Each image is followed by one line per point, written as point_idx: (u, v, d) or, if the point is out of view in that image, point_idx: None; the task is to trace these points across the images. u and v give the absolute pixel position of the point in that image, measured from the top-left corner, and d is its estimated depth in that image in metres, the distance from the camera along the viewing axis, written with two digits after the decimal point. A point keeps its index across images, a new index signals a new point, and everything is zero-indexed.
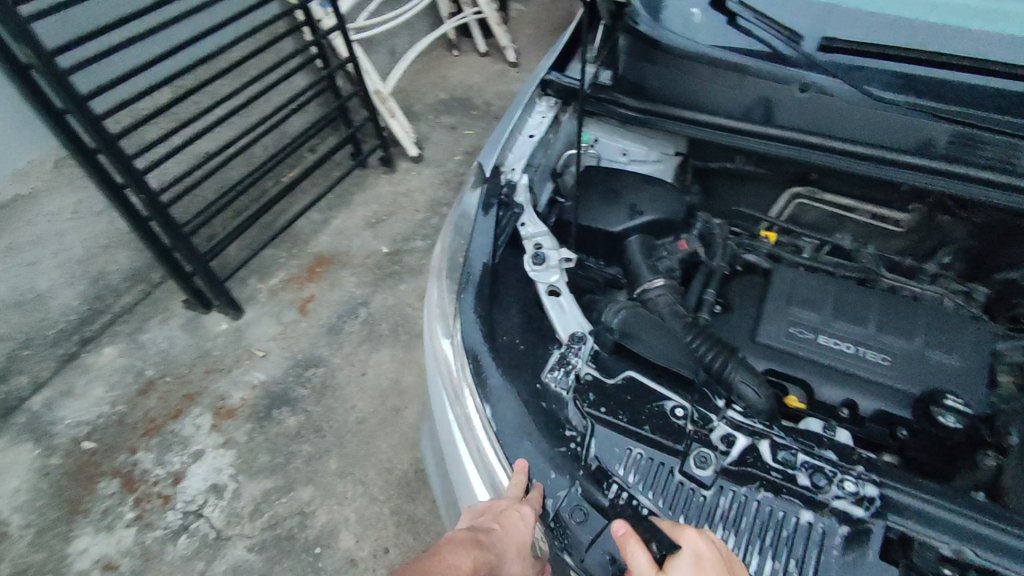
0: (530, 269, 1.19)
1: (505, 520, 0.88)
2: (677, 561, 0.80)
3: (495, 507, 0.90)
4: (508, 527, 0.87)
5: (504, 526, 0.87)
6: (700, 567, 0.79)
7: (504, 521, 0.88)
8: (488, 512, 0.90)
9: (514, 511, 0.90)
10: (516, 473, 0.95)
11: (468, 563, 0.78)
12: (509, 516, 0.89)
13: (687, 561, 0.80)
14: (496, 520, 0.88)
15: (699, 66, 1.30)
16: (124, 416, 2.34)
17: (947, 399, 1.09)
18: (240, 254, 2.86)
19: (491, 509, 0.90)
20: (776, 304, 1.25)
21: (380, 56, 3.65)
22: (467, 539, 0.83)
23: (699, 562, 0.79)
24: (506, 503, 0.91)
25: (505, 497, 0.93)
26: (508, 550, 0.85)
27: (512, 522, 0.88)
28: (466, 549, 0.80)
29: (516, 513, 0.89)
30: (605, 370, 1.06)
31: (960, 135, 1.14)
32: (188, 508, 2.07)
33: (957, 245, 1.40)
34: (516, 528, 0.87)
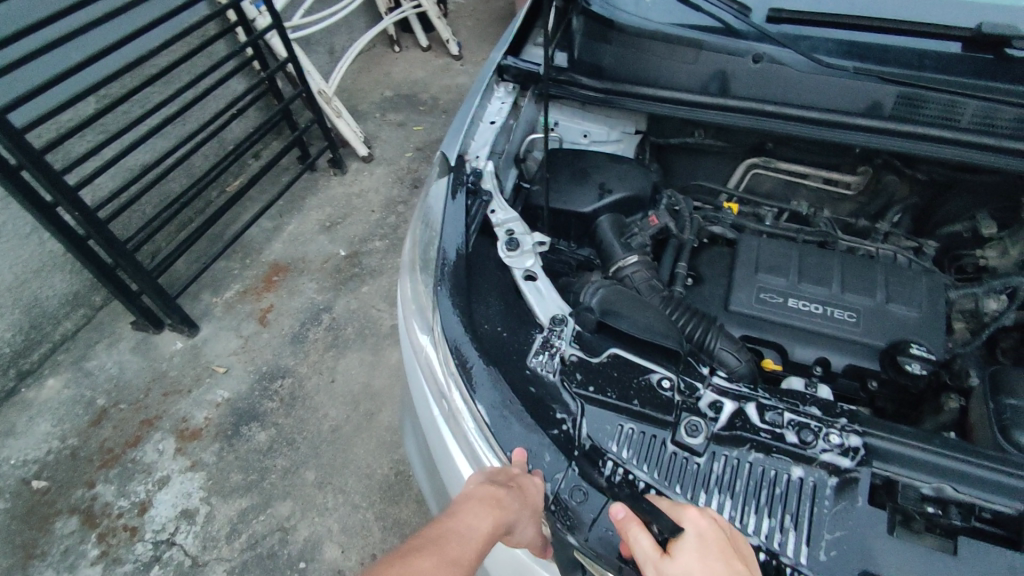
0: (506, 255, 1.18)
1: (521, 483, 0.88)
2: (680, 543, 0.76)
3: (509, 470, 0.90)
4: (524, 489, 0.87)
5: (520, 488, 0.87)
6: (705, 547, 0.75)
7: (521, 485, 0.88)
8: (503, 473, 0.90)
9: (527, 479, 0.89)
10: (512, 458, 0.93)
11: (488, 523, 0.79)
12: (524, 482, 0.89)
13: (691, 541, 0.76)
14: (512, 481, 0.88)
15: (655, 43, 1.32)
16: (76, 449, 2.21)
17: (912, 347, 1.14)
18: (189, 268, 2.73)
19: (505, 473, 0.90)
20: (744, 271, 1.29)
21: (319, 56, 3.55)
22: (486, 496, 0.83)
23: (703, 542, 0.76)
24: (518, 470, 0.91)
25: (514, 465, 0.92)
26: (525, 510, 0.85)
27: (527, 487, 0.88)
28: (485, 508, 0.81)
29: (531, 482, 0.89)
30: (590, 350, 1.06)
31: (904, 96, 1.16)
32: (158, 538, 1.97)
33: (902, 203, 1.47)
34: (531, 493, 0.88)
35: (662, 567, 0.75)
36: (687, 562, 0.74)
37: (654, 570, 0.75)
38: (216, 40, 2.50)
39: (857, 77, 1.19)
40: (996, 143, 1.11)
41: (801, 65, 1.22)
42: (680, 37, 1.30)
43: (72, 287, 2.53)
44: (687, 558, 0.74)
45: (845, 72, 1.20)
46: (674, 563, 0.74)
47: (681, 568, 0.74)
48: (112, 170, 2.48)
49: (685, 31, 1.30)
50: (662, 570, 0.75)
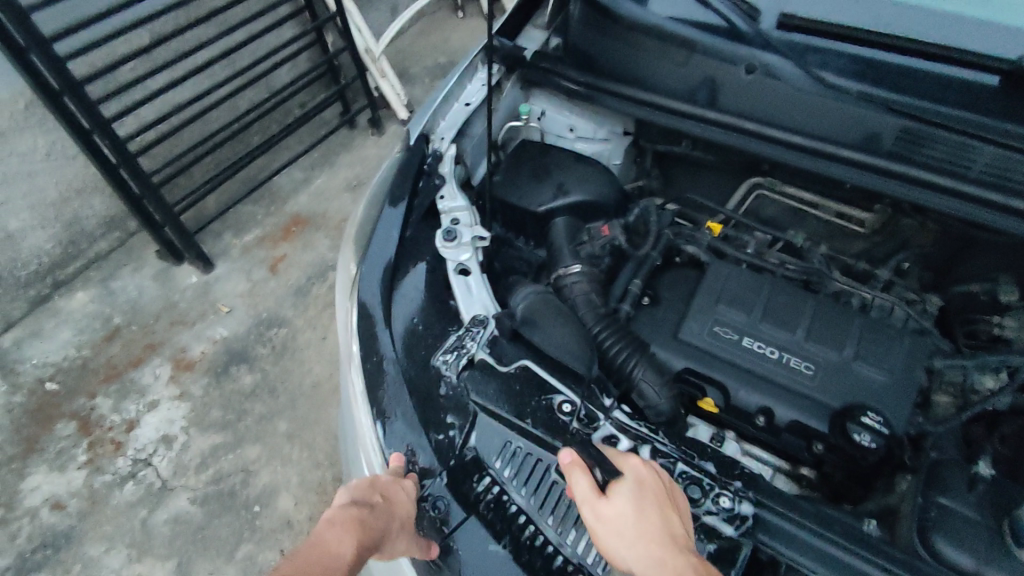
0: (440, 245, 1.12)
1: (389, 493, 0.83)
2: (619, 487, 0.79)
3: (377, 481, 0.84)
4: (392, 502, 0.82)
5: (388, 500, 0.82)
6: (641, 493, 0.78)
7: (388, 494, 0.83)
8: (370, 485, 0.83)
9: (396, 486, 0.85)
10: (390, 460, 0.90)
11: (354, 546, 0.72)
12: (390, 489, 0.84)
13: (629, 486, 0.79)
14: (381, 492, 0.82)
15: (648, 38, 1.20)
16: (87, 361, 2.37)
17: (864, 416, 1.03)
18: (218, 207, 2.84)
19: (372, 483, 0.83)
20: (704, 300, 1.19)
21: (379, 13, 3.53)
22: (350, 518, 0.76)
23: (641, 488, 0.79)
24: (388, 478, 0.86)
25: (384, 473, 0.87)
26: (394, 524, 0.80)
27: (398, 498, 0.83)
28: (350, 531, 0.74)
29: (398, 490, 0.84)
30: (498, 358, 1.01)
31: (907, 132, 1.03)
32: (138, 456, 2.10)
33: (917, 249, 1.32)
34: (402, 502, 0.83)
35: (598, 509, 0.77)
36: (623, 505, 0.77)
37: (591, 512, 0.78)
38: None
39: (859, 103, 1.05)
40: (1002, 201, 0.97)
41: (798, 81, 1.09)
42: (677, 35, 1.17)
43: (110, 209, 2.66)
44: (624, 502, 0.77)
45: (847, 97, 1.06)
46: (610, 505, 0.77)
47: (616, 511, 0.76)
48: (158, 102, 2.52)
49: (686, 28, 1.18)
50: (598, 511, 0.78)
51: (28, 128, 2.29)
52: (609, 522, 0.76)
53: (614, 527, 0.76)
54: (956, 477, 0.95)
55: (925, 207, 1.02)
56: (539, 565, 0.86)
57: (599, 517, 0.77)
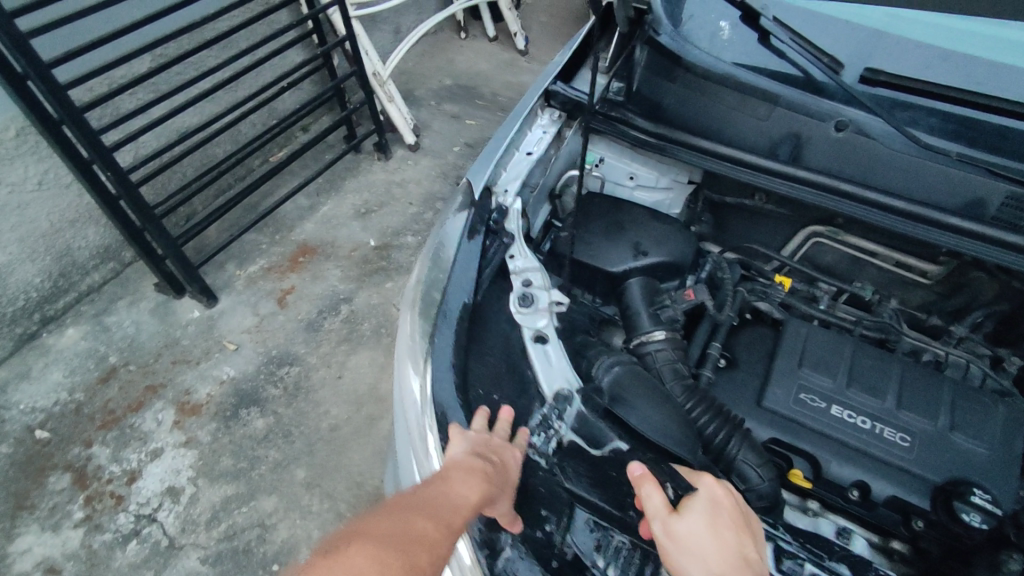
0: (515, 311, 1.05)
1: (502, 453, 0.86)
2: (692, 505, 0.77)
3: (492, 442, 0.86)
4: (505, 463, 0.85)
5: (503, 463, 0.84)
6: (715, 512, 0.77)
7: (502, 457, 0.85)
8: (484, 443, 0.86)
9: (508, 446, 0.87)
10: (475, 415, 0.90)
11: (476, 493, 0.77)
12: (502, 450, 0.86)
13: (703, 505, 0.77)
14: (495, 452, 0.85)
15: (725, 89, 1.15)
16: (81, 405, 2.21)
17: (974, 495, 0.97)
18: (219, 236, 2.70)
19: (487, 442, 0.86)
20: (787, 363, 1.13)
21: (384, 34, 3.44)
22: (474, 470, 0.80)
23: (715, 508, 0.77)
24: (500, 440, 0.87)
25: (495, 431, 0.89)
26: (506, 486, 0.83)
27: (511, 461, 0.86)
28: (473, 480, 0.78)
29: (510, 453, 0.87)
30: (591, 441, 0.94)
31: (1014, 197, 0.99)
32: (141, 511, 1.95)
33: (987, 305, 1.27)
34: (512, 466, 0.85)
35: (671, 524, 0.75)
36: (698, 523, 0.75)
37: (662, 527, 0.76)
38: (276, 10, 2.39)
39: (960, 166, 1.02)
40: None
41: (892, 139, 1.05)
42: (756, 88, 1.13)
43: (104, 239, 2.51)
44: (697, 520, 0.75)
45: (948, 158, 1.02)
46: (684, 522, 0.75)
47: (690, 528, 0.75)
48: (160, 128, 2.37)
49: (762, 80, 1.13)
50: (670, 528, 0.75)
51: (20, 157, 2.14)
52: (682, 539, 0.74)
53: (687, 546, 0.74)
54: None
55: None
56: None
57: (672, 532, 0.75)
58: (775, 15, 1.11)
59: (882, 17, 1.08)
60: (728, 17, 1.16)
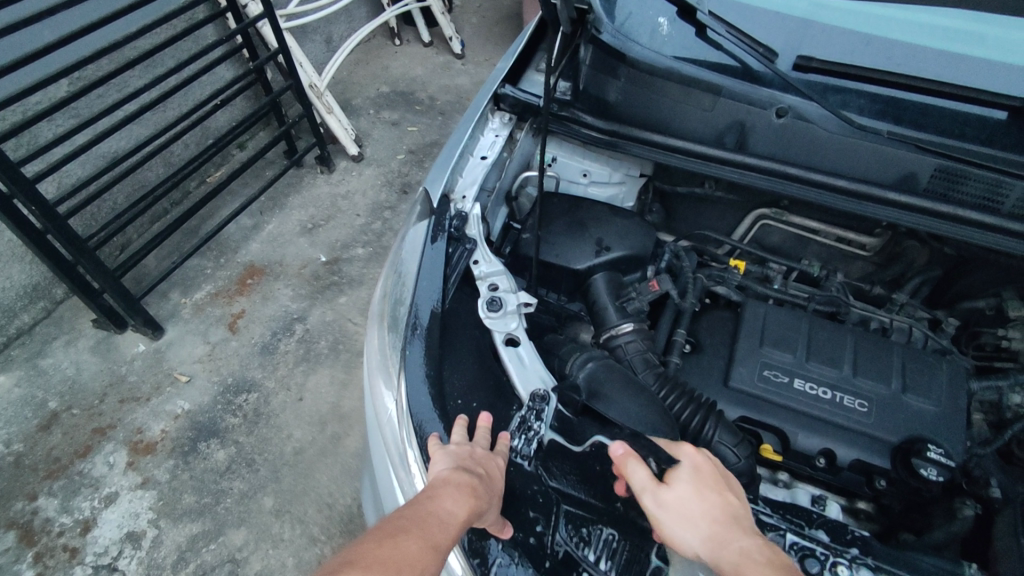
0: (485, 316, 1.04)
1: (487, 467, 0.84)
2: (676, 474, 0.81)
3: (475, 453, 0.85)
4: (491, 476, 0.83)
5: (487, 474, 0.83)
6: (699, 479, 0.81)
7: (486, 468, 0.84)
8: (468, 458, 0.84)
9: (490, 460, 0.86)
10: (454, 425, 0.89)
11: (464, 508, 0.76)
12: (486, 464, 0.85)
13: (687, 472, 0.81)
14: (481, 466, 0.84)
15: (670, 83, 1.19)
16: (21, 457, 2.05)
17: (929, 450, 1.03)
18: (159, 264, 2.56)
19: (471, 455, 0.84)
20: (748, 343, 1.18)
21: (315, 44, 3.35)
22: (462, 484, 0.79)
23: (698, 473, 0.81)
24: (483, 450, 0.87)
25: (477, 444, 0.87)
26: (492, 499, 0.82)
27: (495, 473, 0.85)
28: (462, 496, 0.77)
29: (494, 464, 0.86)
30: (571, 437, 0.95)
31: (942, 169, 1.05)
32: (99, 562, 1.83)
33: (922, 272, 1.36)
34: (497, 478, 0.84)
35: (661, 496, 0.79)
36: (684, 491, 0.79)
37: (652, 500, 0.79)
38: (204, 24, 2.29)
39: (892, 143, 1.06)
40: None
41: (829, 123, 1.10)
42: (699, 80, 1.16)
43: (33, 277, 2.36)
44: (683, 487, 0.80)
45: (879, 136, 1.07)
46: (671, 492, 0.79)
47: (679, 498, 0.78)
48: (86, 156, 2.23)
49: (703, 72, 1.17)
50: (660, 499, 0.79)
51: None
52: (672, 508, 0.78)
53: (677, 513, 0.77)
54: None
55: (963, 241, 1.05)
56: None
57: (663, 504, 0.78)
58: (711, 9, 1.16)
59: (805, 5, 1.13)
60: (665, 13, 1.19)
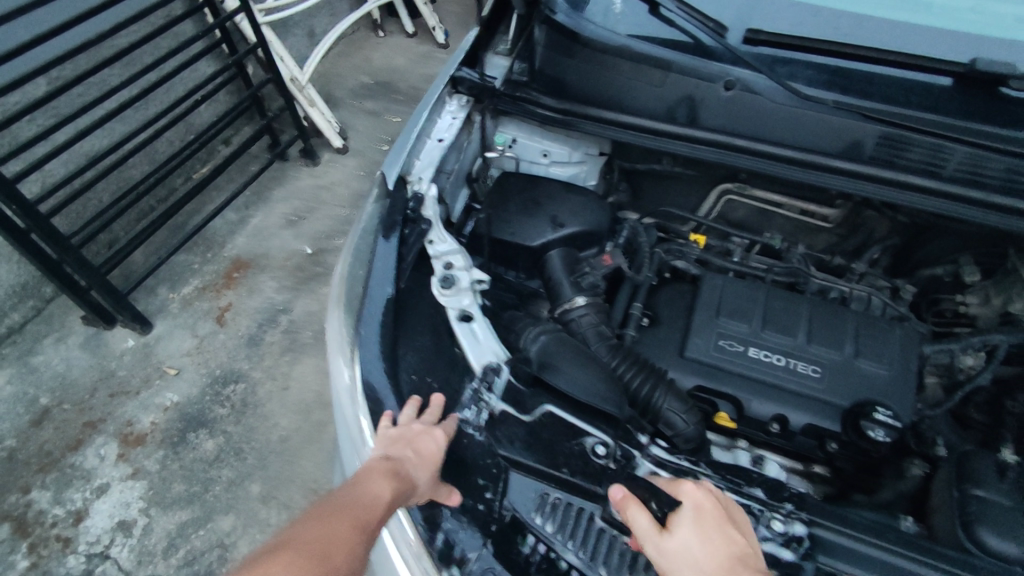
0: (439, 293, 1.07)
1: (421, 445, 0.86)
2: (679, 517, 0.76)
3: (407, 433, 0.87)
4: (424, 454, 0.85)
5: (418, 450, 0.85)
6: (702, 519, 0.76)
7: (418, 445, 0.86)
8: (401, 438, 0.86)
9: (426, 436, 0.87)
10: (406, 404, 0.92)
11: (388, 490, 0.78)
12: (421, 441, 0.86)
13: (689, 514, 0.76)
14: (413, 444, 0.85)
15: (619, 60, 1.20)
16: (14, 452, 2.09)
17: (877, 412, 1.05)
18: (145, 259, 2.60)
19: (404, 436, 0.86)
20: (705, 314, 1.20)
21: (297, 38, 3.36)
22: (385, 468, 0.81)
23: (701, 514, 0.76)
24: (418, 428, 0.88)
25: (415, 423, 0.90)
26: (423, 477, 0.84)
27: (429, 449, 0.86)
28: (385, 479, 0.79)
29: (427, 439, 0.87)
30: (521, 406, 0.97)
31: (886, 137, 1.05)
32: (92, 550, 1.88)
33: (881, 242, 1.38)
34: (432, 455, 0.86)
35: (662, 545, 0.74)
36: (687, 536, 0.74)
37: (654, 548, 0.74)
38: (180, 20, 2.30)
39: (837, 112, 1.07)
40: (985, 199, 1.00)
41: (777, 95, 1.11)
42: (649, 56, 1.18)
43: (20, 276, 2.38)
44: (686, 532, 0.74)
45: (826, 106, 1.07)
46: (674, 539, 0.74)
47: (682, 544, 0.74)
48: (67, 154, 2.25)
49: (654, 48, 1.18)
50: (662, 546, 0.74)
51: None
52: (675, 556, 0.73)
53: (683, 561, 0.73)
54: (985, 467, 0.87)
55: (905, 206, 1.05)
56: None
57: (666, 552, 0.74)
58: None
59: None
60: None
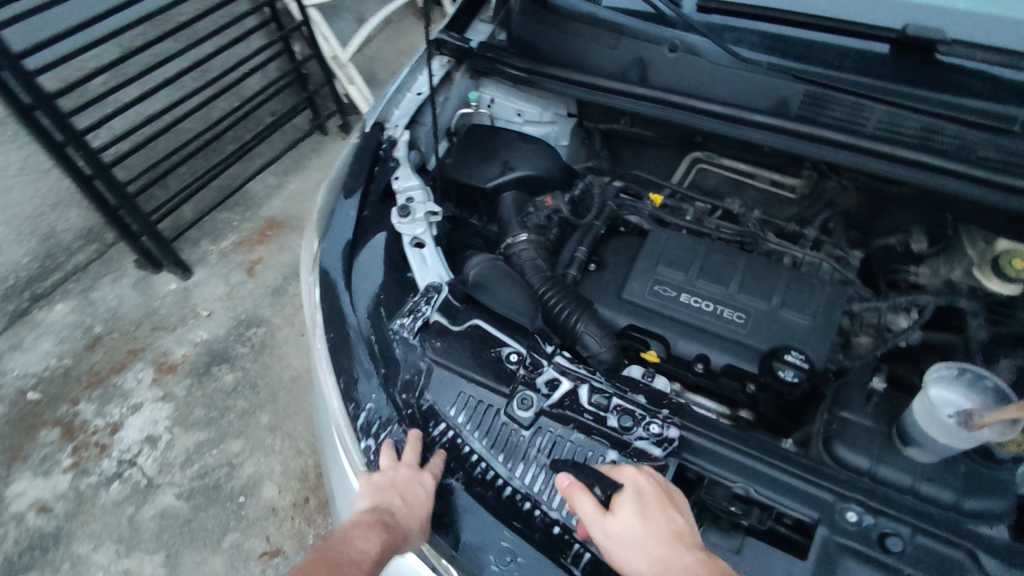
0: (395, 222, 1.20)
1: (408, 493, 0.89)
2: (621, 500, 0.84)
3: (394, 480, 0.90)
4: (411, 504, 0.89)
5: (406, 501, 0.89)
6: (644, 501, 0.83)
7: (406, 495, 0.89)
8: (387, 486, 0.90)
9: (414, 483, 0.90)
10: (381, 450, 0.96)
11: (374, 548, 0.86)
12: (408, 490, 0.90)
13: (631, 497, 0.84)
14: (400, 493, 0.89)
15: (580, 24, 1.31)
16: (68, 369, 2.40)
17: (788, 354, 1.13)
18: (193, 213, 2.89)
19: (391, 481, 0.90)
20: (645, 262, 1.28)
21: (346, 22, 3.58)
22: (373, 521, 0.88)
23: (642, 497, 0.84)
24: (405, 474, 0.91)
25: (401, 466, 0.93)
26: (412, 526, 0.89)
27: (416, 497, 0.89)
28: (372, 534, 0.87)
29: (415, 486, 0.90)
30: (451, 318, 1.09)
31: (810, 95, 1.13)
32: (123, 457, 2.15)
33: (841, 208, 1.44)
34: (420, 503, 0.89)
35: (606, 524, 0.82)
36: (629, 517, 0.82)
37: (600, 529, 0.83)
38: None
39: (769, 73, 1.16)
40: (893, 152, 1.07)
41: (712, 54, 1.20)
42: (607, 22, 1.28)
43: (86, 221, 2.68)
44: (628, 513, 0.82)
45: (760, 67, 1.16)
46: (616, 519, 0.82)
47: (624, 523, 0.82)
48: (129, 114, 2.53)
49: (614, 15, 1.29)
50: (606, 526, 0.83)
51: None
52: (618, 535, 0.82)
53: (623, 540, 0.81)
54: (855, 391, 1.01)
55: (821, 160, 1.14)
56: (492, 499, 0.94)
57: (610, 532, 0.82)
58: None
59: None
60: None
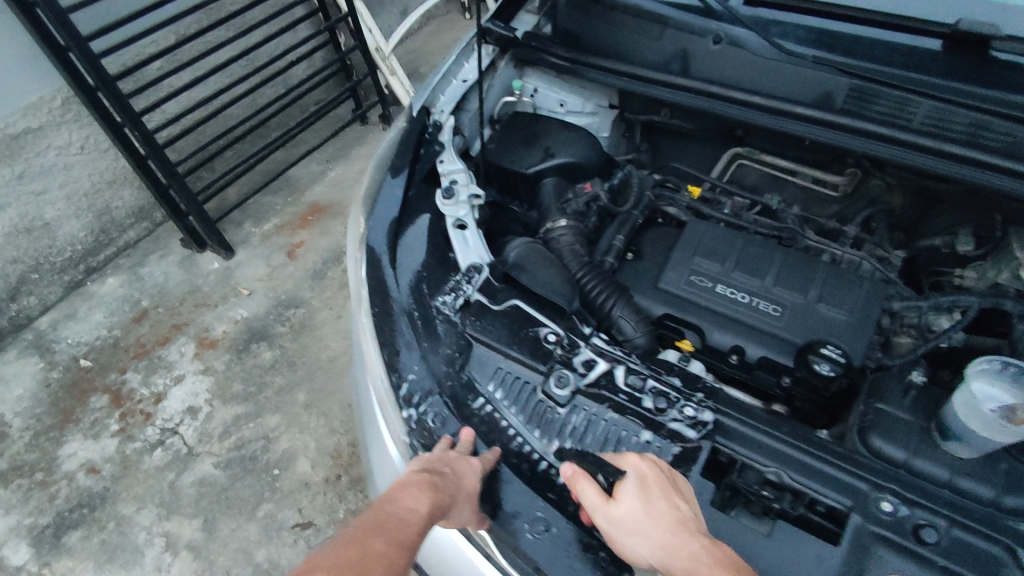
0: (440, 203, 1.25)
1: (458, 468, 0.89)
2: (623, 487, 0.85)
3: (444, 457, 0.91)
4: (460, 474, 0.89)
5: (455, 472, 0.88)
6: (647, 489, 0.85)
7: (457, 470, 0.89)
8: (438, 461, 0.90)
9: (463, 461, 0.91)
10: (437, 443, 0.96)
11: (425, 507, 0.82)
12: (458, 466, 0.90)
13: (633, 484, 0.85)
14: (450, 465, 0.89)
15: (626, 16, 1.33)
16: (118, 339, 2.52)
17: (824, 348, 1.14)
18: (237, 196, 2.99)
19: (441, 458, 0.91)
20: (682, 253, 1.30)
21: (390, 15, 3.65)
22: (422, 481, 0.85)
23: (644, 484, 0.85)
24: (455, 455, 0.92)
25: (451, 451, 0.94)
26: (460, 495, 0.87)
27: (464, 469, 0.90)
28: (422, 494, 0.83)
29: (465, 464, 0.91)
30: (491, 297, 1.12)
31: (856, 89, 1.13)
32: (166, 425, 2.25)
33: (884, 208, 1.42)
34: (468, 476, 0.89)
35: (609, 511, 0.84)
36: (631, 504, 0.83)
37: (603, 516, 0.84)
38: None
39: (814, 66, 1.16)
40: (933, 146, 1.07)
41: (755, 45, 1.21)
42: (653, 13, 1.30)
43: (139, 200, 2.75)
44: (630, 500, 0.84)
45: (805, 61, 1.16)
46: (620, 506, 0.84)
47: (626, 511, 0.83)
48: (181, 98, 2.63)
49: (659, 7, 1.30)
50: (609, 513, 0.84)
51: (64, 123, 2.39)
52: (622, 522, 0.83)
53: (628, 526, 0.83)
54: (892, 386, 1.03)
55: (866, 154, 1.13)
56: (526, 471, 0.96)
57: (613, 520, 0.84)
58: None
59: None
60: None
